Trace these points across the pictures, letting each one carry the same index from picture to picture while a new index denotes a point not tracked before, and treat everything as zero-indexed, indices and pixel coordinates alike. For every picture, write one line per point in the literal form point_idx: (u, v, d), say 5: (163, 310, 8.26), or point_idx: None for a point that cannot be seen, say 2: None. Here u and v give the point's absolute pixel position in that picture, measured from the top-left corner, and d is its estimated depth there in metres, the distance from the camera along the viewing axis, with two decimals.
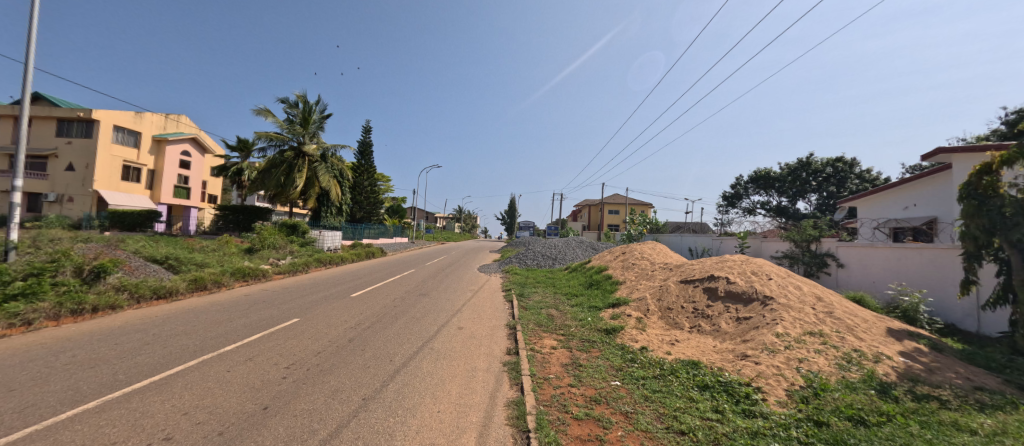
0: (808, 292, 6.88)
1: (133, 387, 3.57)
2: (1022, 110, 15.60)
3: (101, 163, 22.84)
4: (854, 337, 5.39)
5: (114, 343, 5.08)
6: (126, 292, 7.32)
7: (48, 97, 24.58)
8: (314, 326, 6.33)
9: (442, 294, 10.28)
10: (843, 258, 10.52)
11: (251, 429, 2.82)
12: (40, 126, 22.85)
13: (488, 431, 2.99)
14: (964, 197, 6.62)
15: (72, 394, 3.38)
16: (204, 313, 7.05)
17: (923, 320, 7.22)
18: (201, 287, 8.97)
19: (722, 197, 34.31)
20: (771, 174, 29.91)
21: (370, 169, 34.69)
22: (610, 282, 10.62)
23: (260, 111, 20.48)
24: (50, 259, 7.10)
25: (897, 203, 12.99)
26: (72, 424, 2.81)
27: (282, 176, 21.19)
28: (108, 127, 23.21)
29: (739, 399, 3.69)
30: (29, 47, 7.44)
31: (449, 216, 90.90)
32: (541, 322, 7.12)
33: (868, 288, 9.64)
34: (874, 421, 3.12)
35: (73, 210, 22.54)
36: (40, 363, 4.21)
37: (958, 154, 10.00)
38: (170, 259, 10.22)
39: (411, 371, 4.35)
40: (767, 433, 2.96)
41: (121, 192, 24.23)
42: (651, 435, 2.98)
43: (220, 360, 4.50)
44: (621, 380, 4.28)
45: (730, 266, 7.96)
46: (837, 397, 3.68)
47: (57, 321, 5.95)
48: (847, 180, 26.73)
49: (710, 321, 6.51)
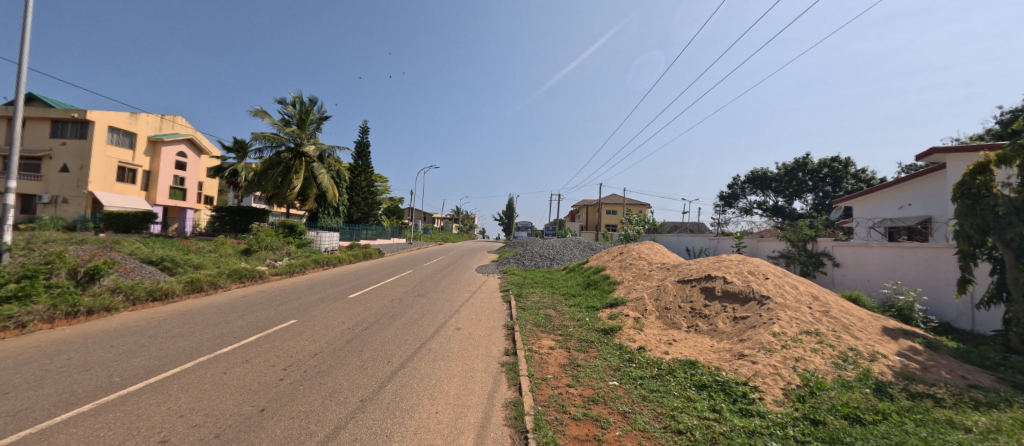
0: (804, 291, 6.92)
1: (128, 390, 3.54)
2: (1016, 110, 15.75)
3: (96, 164, 22.68)
4: (850, 336, 5.42)
5: (108, 345, 5.04)
6: (121, 294, 7.27)
7: (41, 98, 24.38)
8: (310, 328, 6.31)
9: (440, 295, 10.27)
10: (839, 257, 10.58)
11: (248, 431, 2.81)
12: (35, 127, 22.67)
13: (486, 432, 2.98)
14: (958, 196, 6.69)
15: (67, 397, 3.36)
16: (200, 315, 7.00)
17: (919, 319, 7.26)
18: (198, 289, 8.93)
19: (719, 196, 34.46)
20: (768, 174, 30.07)
21: (368, 170, 34.62)
22: (608, 282, 10.64)
23: (257, 111, 20.36)
24: (44, 261, 7.04)
25: (892, 203, 13.10)
26: (67, 427, 2.79)
27: (279, 176, 21.11)
28: (103, 127, 23.05)
29: (737, 398, 3.70)
30: (23, 47, 7.37)
31: (448, 217, 91.00)
32: (539, 323, 7.14)
33: (863, 288, 9.70)
34: (870, 419, 3.14)
35: (67, 212, 22.39)
36: (35, 366, 4.18)
37: (952, 154, 10.09)
38: (166, 261, 10.18)
39: (408, 372, 4.34)
40: (765, 431, 2.98)
41: (117, 193, 24.10)
42: (648, 435, 2.99)
43: (217, 362, 4.48)
44: (619, 379, 4.30)
45: (727, 265, 7.99)
46: (833, 396, 3.71)
47: (51, 323, 5.89)
48: (843, 179, 26.91)
49: (707, 321, 6.53)
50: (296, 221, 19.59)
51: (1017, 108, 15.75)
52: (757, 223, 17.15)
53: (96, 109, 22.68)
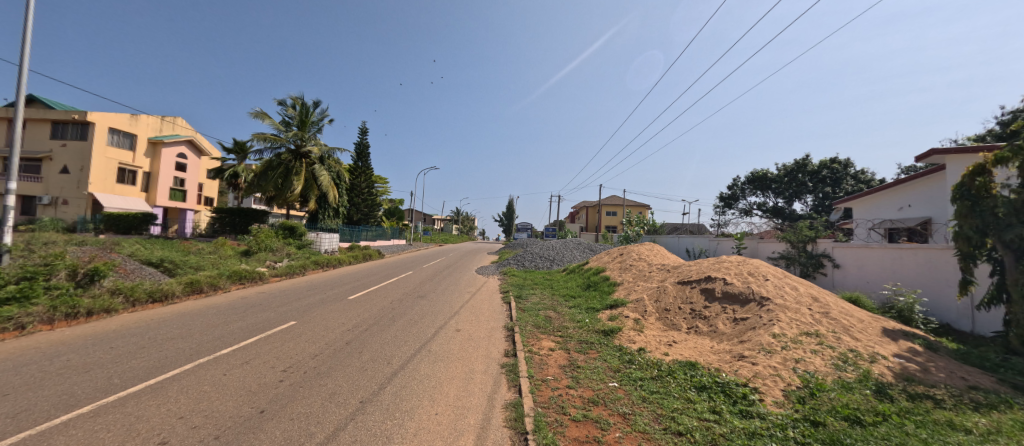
0: (804, 292, 6.93)
1: (128, 391, 3.55)
2: (1016, 110, 15.74)
3: (96, 166, 22.70)
4: (850, 337, 5.42)
5: (109, 346, 5.04)
6: (121, 295, 7.28)
7: (42, 99, 24.43)
8: (310, 329, 6.29)
9: (440, 296, 10.30)
10: (839, 258, 10.58)
11: (247, 432, 2.81)
12: (35, 129, 22.71)
13: (486, 433, 2.98)
14: (957, 197, 6.68)
15: (67, 398, 3.37)
16: (200, 316, 7.00)
17: (918, 320, 7.26)
18: (198, 290, 8.93)
19: (719, 197, 34.48)
20: (768, 175, 30.08)
21: (368, 171, 34.64)
22: (608, 283, 10.65)
23: (258, 112, 20.36)
24: (44, 262, 7.04)
25: (892, 204, 13.11)
26: (67, 428, 2.79)
27: (279, 178, 21.14)
28: (103, 129, 23.08)
29: (737, 400, 3.70)
30: (24, 49, 7.39)
31: (448, 218, 91.13)
32: (539, 324, 7.14)
33: (863, 288, 9.71)
34: (870, 420, 3.14)
35: (68, 213, 22.38)
36: (33, 368, 4.16)
37: (951, 155, 10.11)
38: (166, 262, 10.17)
39: (409, 373, 4.34)
40: (765, 433, 2.97)
41: (117, 195, 24.12)
42: (648, 436, 2.99)
43: (216, 363, 4.48)
44: (619, 381, 4.30)
45: (727, 266, 7.98)
46: (833, 397, 3.71)
47: (51, 325, 5.89)
48: (843, 180, 26.92)
49: (707, 322, 6.54)
50: (296, 223, 19.60)
51: (1017, 109, 15.74)
52: (757, 224, 17.14)
53: (97, 111, 22.73)
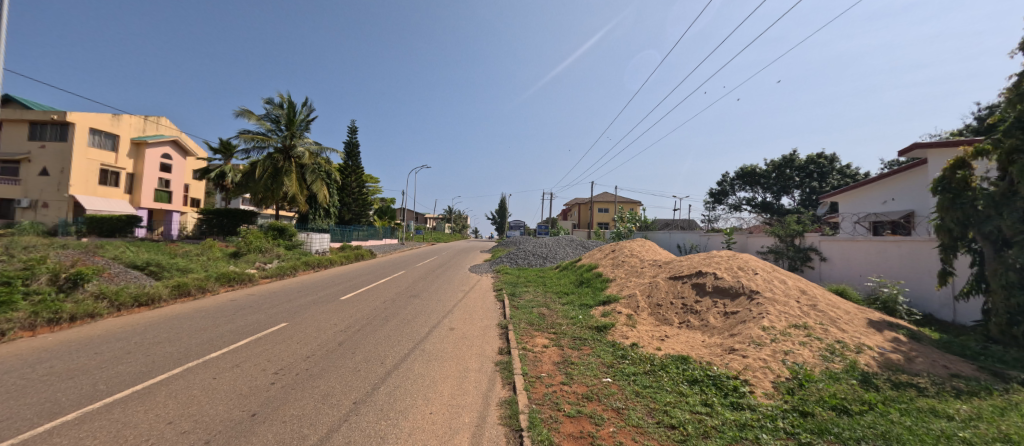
0: (792, 285, 7.04)
1: (115, 398, 3.47)
2: (994, 105, 16.19)
3: (78, 167, 22.08)
4: (836, 329, 5.56)
5: (94, 352, 4.93)
6: (105, 300, 7.11)
7: (18, 99, 23.68)
8: (300, 331, 6.22)
9: (433, 294, 10.36)
10: (826, 252, 10.75)
11: (239, 436, 2.78)
12: (11, 129, 21.95)
13: (483, 431, 3.00)
14: (936, 190, 6.83)
15: (51, 406, 3.27)
16: (189, 319, 6.89)
17: (902, 311, 7.48)
18: (184, 293, 8.76)
19: (709, 193, 35.05)
20: (757, 171, 30.65)
21: (358, 170, 34.34)
22: (601, 279, 10.71)
23: (240, 111, 19.93)
24: (23, 267, 6.80)
25: (875, 198, 13.41)
26: (52, 436, 2.74)
27: (268, 178, 20.69)
28: (84, 129, 22.45)
29: (728, 392, 3.76)
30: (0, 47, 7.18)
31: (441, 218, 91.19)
32: (533, 321, 7.17)
33: (851, 281, 9.88)
34: (857, 410, 3.21)
35: (47, 216, 21.73)
36: (15, 375, 4.06)
37: (933, 149, 10.36)
38: (152, 265, 9.99)
39: (401, 373, 4.32)
40: (755, 424, 3.02)
41: (100, 197, 23.53)
42: (642, 430, 3.02)
43: (206, 367, 4.41)
44: (613, 376, 4.34)
45: (717, 261, 8.08)
46: (821, 387, 3.80)
47: (32, 331, 5.75)
48: (830, 175, 27.51)
49: (698, 317, 6.62)
50: (286, 223, 19.30)
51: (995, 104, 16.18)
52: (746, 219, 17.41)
53: (76, 110, 22.05)
